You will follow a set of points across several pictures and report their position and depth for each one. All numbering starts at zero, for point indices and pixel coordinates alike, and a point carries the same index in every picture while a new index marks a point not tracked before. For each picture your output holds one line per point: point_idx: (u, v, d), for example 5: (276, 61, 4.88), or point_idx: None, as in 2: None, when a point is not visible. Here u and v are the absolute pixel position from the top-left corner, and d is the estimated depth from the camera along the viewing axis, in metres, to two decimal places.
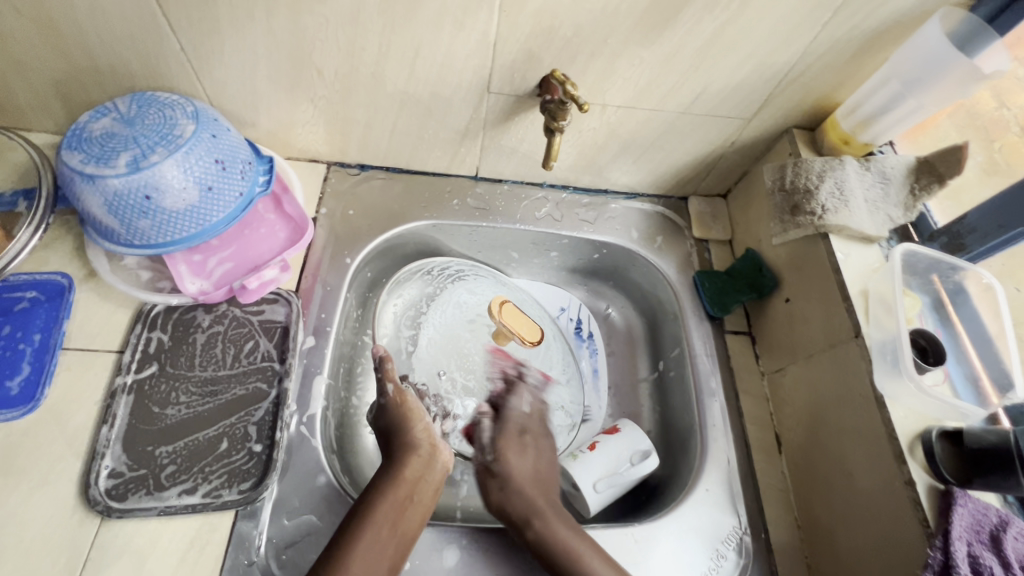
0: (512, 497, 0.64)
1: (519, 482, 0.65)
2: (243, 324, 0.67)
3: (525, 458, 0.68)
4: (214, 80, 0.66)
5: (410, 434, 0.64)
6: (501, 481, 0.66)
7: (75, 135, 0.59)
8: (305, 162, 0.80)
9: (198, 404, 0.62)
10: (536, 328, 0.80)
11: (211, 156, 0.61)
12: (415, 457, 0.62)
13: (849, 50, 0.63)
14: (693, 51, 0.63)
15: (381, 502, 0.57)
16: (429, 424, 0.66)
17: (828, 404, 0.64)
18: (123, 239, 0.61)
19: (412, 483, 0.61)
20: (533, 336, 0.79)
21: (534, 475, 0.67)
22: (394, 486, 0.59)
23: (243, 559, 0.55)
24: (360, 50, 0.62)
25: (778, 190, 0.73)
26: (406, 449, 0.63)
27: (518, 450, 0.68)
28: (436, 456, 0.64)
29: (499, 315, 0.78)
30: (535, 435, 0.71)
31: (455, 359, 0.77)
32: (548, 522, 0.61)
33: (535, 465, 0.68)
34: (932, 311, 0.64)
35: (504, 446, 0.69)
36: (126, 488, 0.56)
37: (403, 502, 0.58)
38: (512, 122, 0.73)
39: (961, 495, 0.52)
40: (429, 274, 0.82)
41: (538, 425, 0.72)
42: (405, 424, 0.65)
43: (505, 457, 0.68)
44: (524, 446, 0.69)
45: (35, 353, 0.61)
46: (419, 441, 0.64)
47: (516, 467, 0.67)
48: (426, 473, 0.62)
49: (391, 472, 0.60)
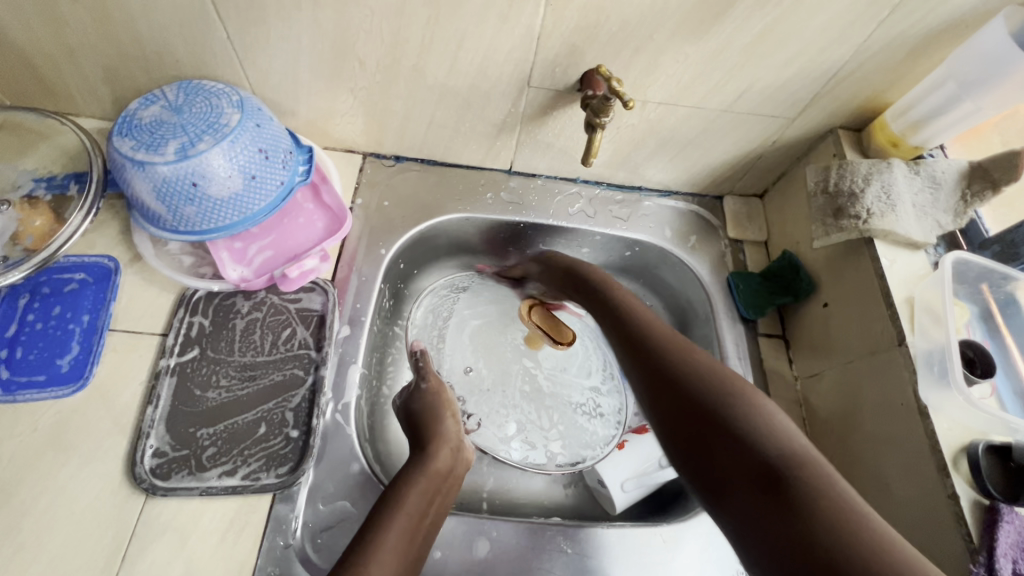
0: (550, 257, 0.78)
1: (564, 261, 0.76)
2: (281, 311, 0.69)
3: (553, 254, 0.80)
4: (259, 70, 0.66)
5: (443, 425, 0.66)
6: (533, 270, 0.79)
7: (125, 121, 0.60)
8: (342, 153, 0.81)
9: (237, 388, 0.63)
10: (565, 329, 0.81)
11: (255, 145, 0.62)
12: (444, 448, 0.63)
13: (903, 49, 0.61)
14: (741, 47, 0.61)
15: (412, 492, 0.57)
16: (458, 422, 0.68)
17: (865, 413, 0.63)
18: (170, 225, 0.62)
19: (441, 476, 0.61)
20: (567, 339, 0.80)
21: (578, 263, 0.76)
22: (424, 476, 0.59)
23: (280, 542, 0.57)
24: (403, 42, 0.62)
25: (821, 192, 0.71)
26: (438, 440, 0.63)
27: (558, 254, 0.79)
28: (461, 450, 0.66)
29: (530, 319, 0.80)
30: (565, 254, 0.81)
31: (483, 356, 0.82)
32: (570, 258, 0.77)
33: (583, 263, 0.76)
34: (980, 321, 0.63)
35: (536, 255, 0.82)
36: (169, 468, 0.58)
37: (431, 492, 0.59)
38: (550, 116, 0.73)
39: (1008, 512, 0.50)
40: (455, 286, 0.86)
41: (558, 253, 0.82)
42: (439, 413, 0.67)
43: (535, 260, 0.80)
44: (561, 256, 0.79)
45: (83, 334, 0.63)
46: (450, 435, 0.65)
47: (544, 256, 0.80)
48: (453, 468, 0.63)
49: (423, 463, 0.61)
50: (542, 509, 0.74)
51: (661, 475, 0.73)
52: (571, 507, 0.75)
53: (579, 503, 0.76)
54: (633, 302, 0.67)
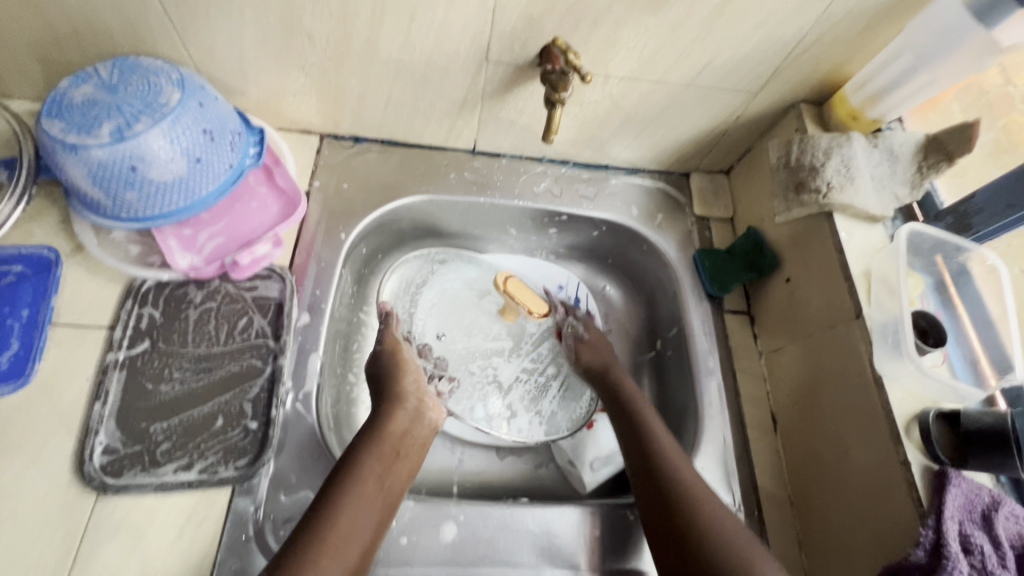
0: (601, 356, 0.76)
1: (604, 358, 0.75)
2: (237, 299, 0.66)
3: (609, 342, 0.79)
4: (199, 45, 0.63)
5: (399, 385, 0.66)
6: (592, 345, 0.77)
7: (55, 102, 0.56)
8: (297, 134, 0.78)
9: (192, 381, 0.61)
10: (542, 300, 0.79)
11: (198, 126, 0.58)
12: (400, 412, 0.63)
13: (862, 20, 0.61)
14: (702, 18, 0.60)
15: (367, 457, 0.58)
16: (418, 377, 0.69)
17: (823, 384, 0.64)
18: (110, 212, 0.59)
19: (397, 437, 0.62)
20: (539, 308, 0.78)
21: (614, 355, 0.77)
22: (380, 440, 0.60)
23: (241, 535, 0.55)
24: (352, 15, 0.59)
25: (782, 167, 0.71)
26: (393, 402, 0.64)
27: (602, 334, 0.80)
28: (423, 411, 0.66)
29: (504, 288, 0.79)
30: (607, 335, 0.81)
31: (456, 324, 0.82)
32: (597, 339, 0.79)
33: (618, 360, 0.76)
34: (934, 292, 0.64)
35: (595, 330, 0.80)
36: (122, 465, 0.56)
37: (390, 456, 0.59)
38: (512, 92, 0.71)
39: (955, 476, 0.52)
40: (430, 258, 0.85)
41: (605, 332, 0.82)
42: (397, 373, 0.67)
43: (595, 335, 0.79)
44: (603, 335, 0.81)
45: (23, 329, 0.60)
46: (408, 395, 0.65)
47: (604, 342, 0.78)
48: (412, 427, 0.64)
49: (378, 426, 0.61)
50: (516, 490, 0.73)
51: None
52: (547, 488, 0.74)
53: (554, 484, 0.75)
54: (592, 328, 0.80)
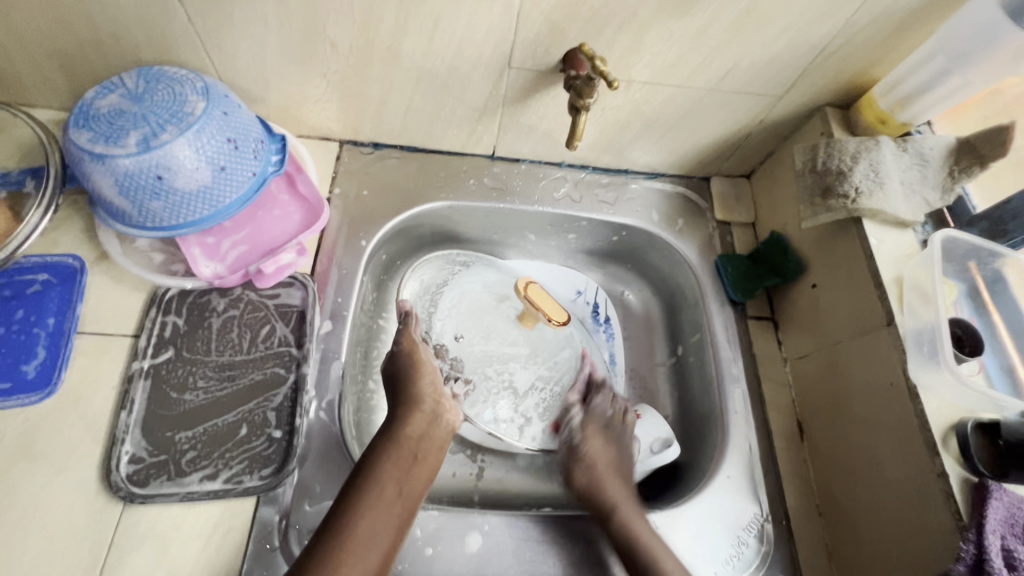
0: (596, 471, 0.66)
1: (596, 465, 0.66)
2: (259, 307, 0.66)
3: (609, 446, 0.68)
4: (223, 54, 0.63)
5: (416, 387, 0.64)
6: (586, 459, 0.67)
7: (82, 111, 0.57)
8: (317, 141, 0.78)
9: (216, 389, 0.61)
10: (562, 308, 0.76)
11: (223, 134, 0.59)
12: (417, 414, 0.62)
13: (891, 23, 0.60)
14: (728, 22, 0.59)
15: (384, 461, 0.57)
16: (434, 378, 0.66)
17: (851, 391, 0.63)
18: (136, 221, 0.59)
19: (415, 440, 0.61)
20: (559, 317, 0.76)
21: (612, 465, 0.67)
22: (397, 445, 0.59)
23: (266, 545, 0.55)
24: (376, 22, 0.59)
25: (809, 171, 0.69)
26: (410, 404, 0.62)
27: (604, 435, 0.69)
28: (440, 413, 0.64)
29: (526, 293, 0.76)
30: (614, 428, 0.70)
31: (475, 327, 0.79)
32: (592, 444, 0.68)
33: (618, 467, 0.67)
34: (968, 299, 0.62)
35: (594, 432, 0.70)
36: (147, 474, 0.56)
37: (408, 461, 0.59)
38: (533, 98, 0.70)
39: (997, 489, 0.51)
40: (451, 261, 0.82)
41: (620, 424, 0.71)
42: (414, 374, 0.65)
43: (593, 441, 0.69)
44: (609, 437, 0.70)
45: (50, 337, 0.60)
46: (425, 397, 0.63)
47: (602, 452, 0.68)
48: (429, 431, 0.62)
49: (394, 430, 0.61)
50: (536, 499, 0.73)
51: (653, 460, 0.72)
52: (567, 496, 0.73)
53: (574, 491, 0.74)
54: (591, 429, 0.70)
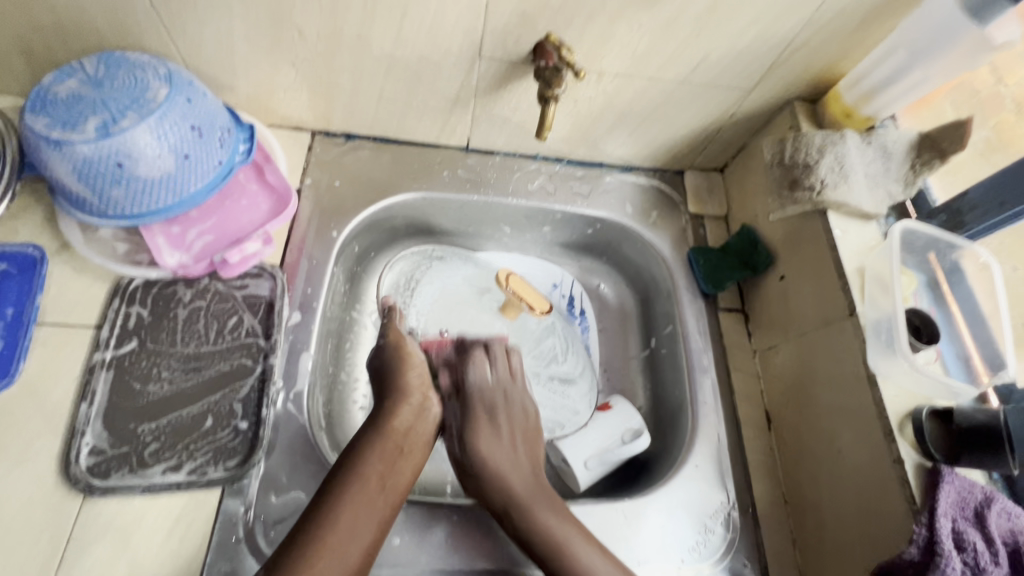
0: (492, 460, 0.61)
1: (495, 468, 0.60)
2: (226, 298, 0.65)
3: (497, 432, 0.63)
4: (188, 40, 0.62)
5: (403, 380, 0.62)
6: (478, 450, 0.61)
7: (39, 97, 0.55)
8: (288, 130, 0.77)
9: (181, 381, 0.60)
10: (543, 297, 0.79)
11: (187, 122, 0.58)
12: (404, 406, 0.61)
13: (855, 17, 0.61)
14: (695, 14, 0.60)
15: (369, 454, 0.56)
16: (424, 370, 0.65)
17: (814, 381, 0.64)
18: (97, 210, 0.58)
19: (401, 434, 0.59)
20: (540, 306, 0.79)
21: (507, 455, 0.62)
22: (381, 438, 0.58)
23: (230, 537, 0.55)
24: (343, 9, 0.59)
25: (776, 164, 0.71)
26: (397, 397, 0.61)
27: (489, 421, 0.63)
28: (428, 406, 0.63)
29: (507, 284, 0.78)
30: (503, 407, 0.65)
31: (457, 321, 0.81)
32: (478, 432, 0.62)
33: (513, 458, 0.62)
34: (927, 289, 0.64)
35: (479, 418, 0.63)
36: (108, 466, 0.55)
37: (392, 455, 0.58)
38: (505, 89, 0.70)
39: (948, 473, 0.52)
40: (428, 255, 0.84)
41: (501, 394, 0.65)
42: (401, 367, 0.63)
43: (479, 432, 0.62)
44: (497, 422, 0.63)
45: (8, 328, 0.59)
46: (411, 389, 0.62)
47: (490, 437, 0.62)
48: (415, 424, 0.61)
49: (380, 422, 0.59)
50: None
51: (624, 450, 0.72)
52: None
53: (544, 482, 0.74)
54: (476, 416, 0.63)
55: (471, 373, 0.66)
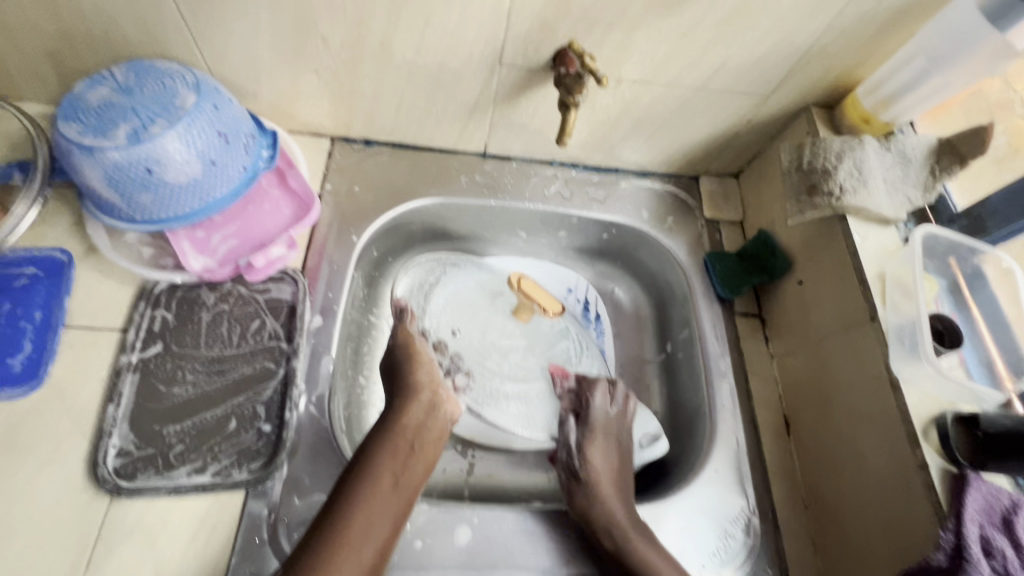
0: (601, 482, 0.65)
1: (598, 482, 0.65)
2: (249, 302, 0.66)
3: (607, 457, 0.68)
4: (214, 49, 0.63)
5: (414, 376, 0.64)
6: (589, 473, 0.66)
7: (70, 104, 0.56)
8: (308, 137, 0.78)
9: (205, 383, 0.61)
10: (555, 298, 0.83)
11: (214, 128, 0.59)
12: (415, 403, 0.62)
13: (873, 25, 0.61)
14: (715, 22, 0.60)
15: (382, 451, 0.58)
16: (432, 368, 0.67)
17: (834, 386, 0.64)
18: (125, 215, 0.59)
19: (413, 430, 0.61)
20: (552, 306, 0.82)
21: (614, 475, 0.67)
22: (394, 434, 0.59)
23: (254, 538, 0.55)
24: (367, 17, 0.60)
25: (794, 169, 0.71)
26: (409, 394, 0.63)
27: (603, 447, 0.69)
28: (439, 403, 0.65)
29: (519, 287, 0.82)
30: (617, 437, 0.70)
31: (470, 323, 0.80)
32: (590, 453, 0.68)
33: (623, 487, 0.66)
34: (948, 294, 0.64)
35: (594, 443, 0.69)
36: (135, 468, 0.56)
37: (405, 451, 0.59)
38: (524, 96, 0.71)
39: (975, 479, 0.52)
40: (440, 262, 0.83)
41: (614, 427, 0.71)
42: (410, 366, 0.66)
43: (593, 456, 0.68)
44: (610, 446, 0.69)
45: (36, 331, 0.60)
46: (422, 387, 0.64)
47: (603, 461, 0.68)
48: (426, 420, 0.63)
49: (392, 419, 0.61)
50: (525, 495, 0.73)
51: (644, 454, 0.74)
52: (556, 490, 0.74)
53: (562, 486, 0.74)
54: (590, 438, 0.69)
55: (598, 399, 0.72)
